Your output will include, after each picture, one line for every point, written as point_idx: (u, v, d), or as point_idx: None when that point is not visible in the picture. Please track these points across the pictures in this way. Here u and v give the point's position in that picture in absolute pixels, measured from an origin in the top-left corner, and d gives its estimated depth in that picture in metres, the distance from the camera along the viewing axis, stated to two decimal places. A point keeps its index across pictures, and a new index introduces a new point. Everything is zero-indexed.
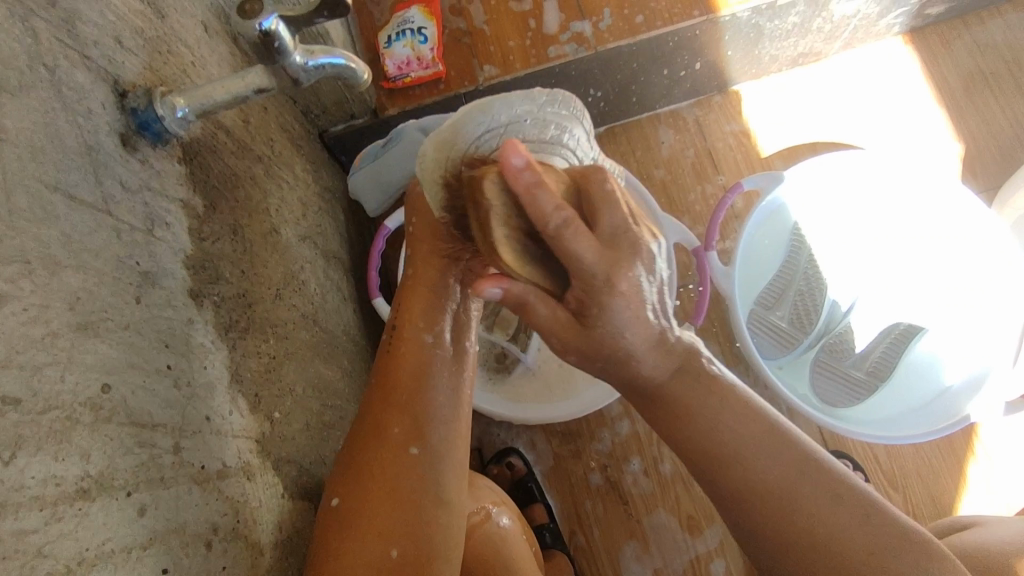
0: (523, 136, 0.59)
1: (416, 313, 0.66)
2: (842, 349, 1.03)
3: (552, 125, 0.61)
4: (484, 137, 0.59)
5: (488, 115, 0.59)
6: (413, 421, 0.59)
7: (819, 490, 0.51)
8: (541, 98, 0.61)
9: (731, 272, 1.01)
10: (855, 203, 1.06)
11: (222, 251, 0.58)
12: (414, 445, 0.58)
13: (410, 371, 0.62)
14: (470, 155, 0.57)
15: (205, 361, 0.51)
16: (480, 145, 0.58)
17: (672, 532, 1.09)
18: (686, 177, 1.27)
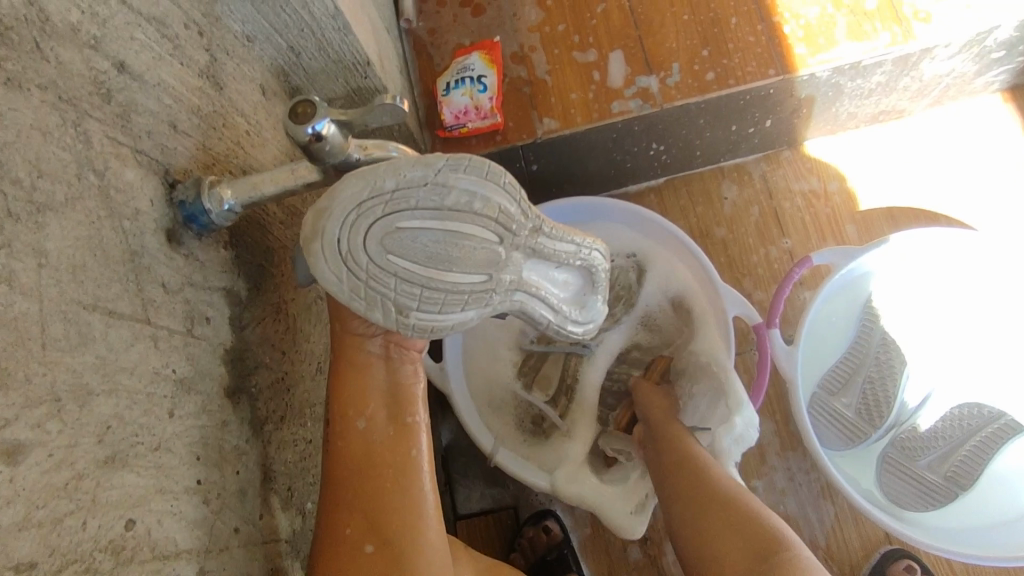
0: (415, 206, 0.49)
1: (344, 397, 0.58)
2: (916, 446, 0.94)
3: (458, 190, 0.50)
4: (368, 205, 0.48)
5: (375, 178, 0.48)
6: (365, 518, 0.55)
7: None
8: (440, 163, 0.49)
9: (794, 353, 0.94)
10: (938, 284, 0.97)
11: (263, 335, 0.56)
12: (368, 543, 0.55)
13: (353, 463, 0.57)
14: (352, 233, 0.48)
15: (238, 465, 0.48)
16: (360, 219, 0.48)
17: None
18: (748, 236, 1.20)
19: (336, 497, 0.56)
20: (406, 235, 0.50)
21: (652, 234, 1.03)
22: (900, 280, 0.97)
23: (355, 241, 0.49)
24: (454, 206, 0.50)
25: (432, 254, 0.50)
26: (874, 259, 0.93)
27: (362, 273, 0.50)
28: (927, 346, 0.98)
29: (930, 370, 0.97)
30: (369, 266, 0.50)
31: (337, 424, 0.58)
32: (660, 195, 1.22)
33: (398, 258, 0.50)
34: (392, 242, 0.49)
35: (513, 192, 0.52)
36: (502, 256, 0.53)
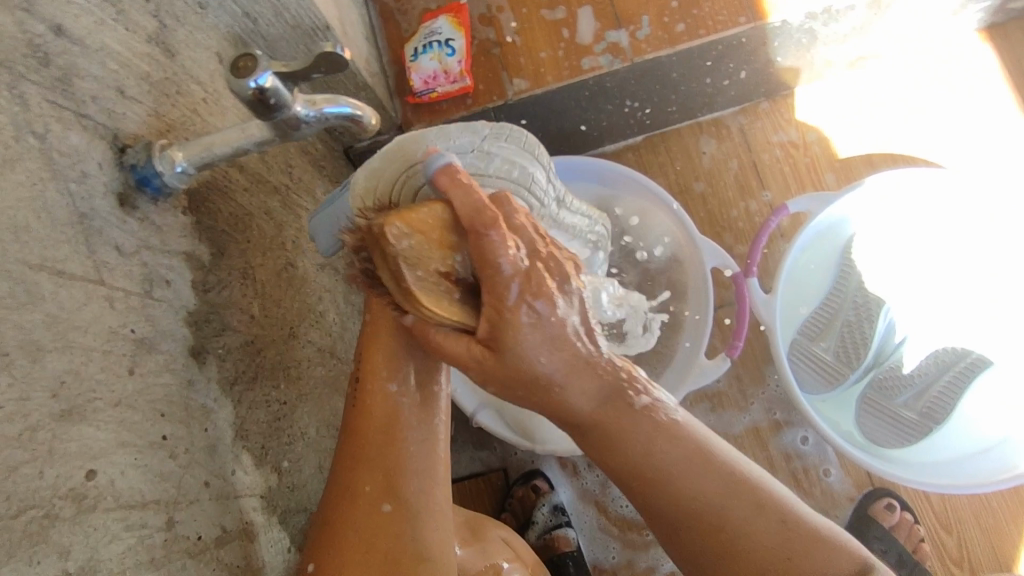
0: (417, 162, 0.50)
1: (377, 359, 0.60)
2: (893, 385, 0.95)
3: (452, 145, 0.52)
4: (416, 163, 0.56)
5: (429, 142, 0.59)
6: (385, 477, 0.56)
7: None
8: (485, 132, 0.61)
9: (773, 301, 0.94)
10: (916, 226, 0.97)
11: (229, 299, 0.57)
12: (386, 502, 0.55)
13: (377, 423, 0.58)
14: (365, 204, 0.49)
15: (206, 423, 0.49)
16: (366, 183, 0.49)
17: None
18: (728, 191, 1.20)
19: (355, 454, 0.58)
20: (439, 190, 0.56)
21: (630, 189, 1.02)
22: (878, 223, 0.97)
23: (363, 202, 0.49)
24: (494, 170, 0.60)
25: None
26: (852, 201, 0.94)
27: (398, 224, 0.54)
28: (909, 289, 0.98)
29: (912, 312, 0.97)
30: (407, 220, 0.54)
31: (365, 384, 0.60)
32: (638, 153, 1.22)
33: (434, 213, 0.55)
34: (430, 197, 0.55)
35: (492, 140, 0.55)
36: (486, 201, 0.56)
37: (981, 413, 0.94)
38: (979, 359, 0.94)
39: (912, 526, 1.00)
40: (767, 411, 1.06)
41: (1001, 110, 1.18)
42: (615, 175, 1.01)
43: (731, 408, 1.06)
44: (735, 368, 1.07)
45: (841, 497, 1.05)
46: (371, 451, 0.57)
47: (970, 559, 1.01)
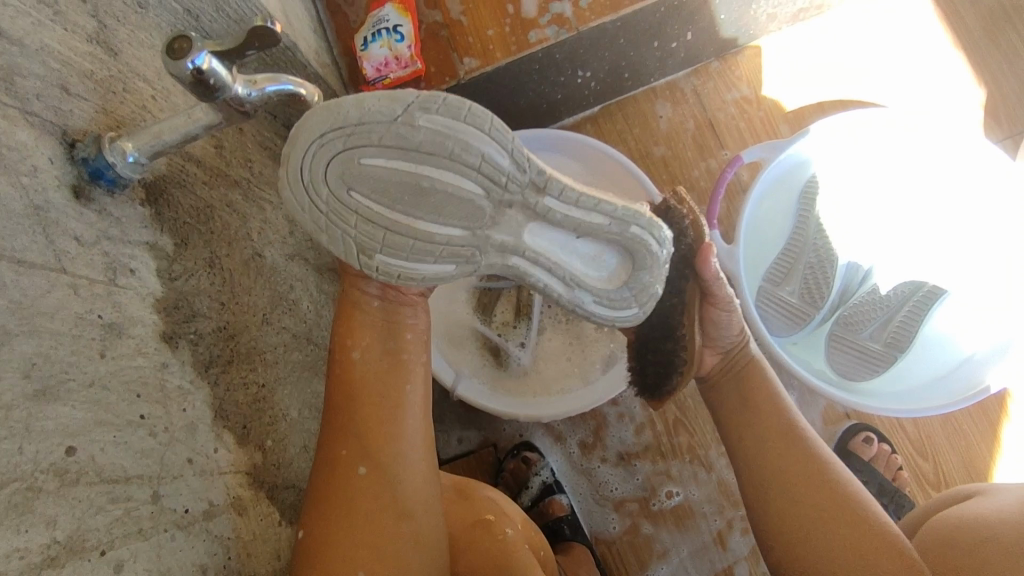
0: (380, 140, 0.50)
1: (351, 330, 0.62)
2: (858, 320, 0.98)
3: (426, 139, 0.50)
4: (329, 137, 0.50)
5: (341, 111, 0.49)
6: (358, 439, 0.60)
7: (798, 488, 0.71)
8: (412, 101, 0.49)
9: (735, 250, 0.97)
10: (871, 165, 1.00)
11: (199, 287, 0.59)
12: (361, 465, 0.59)
13: (354, 389, 0.61)
14: (328, 177, 0.52)
15: (184, 403, 0.51)
16: (322, 160, 0.51)
17: (697, 513, 1.09)
18: (687, 152, 1.23)
19: (339, 423, 0.61)
20: (367, 168, 0.51)
21: (595, 159, 1.05)
22: (833, 165, 1.00)
23: (321, 172, 0.52)
24: (424, 146, 0.50)
25: (390, 189, 0.52)
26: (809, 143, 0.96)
27: (325, 202, 0.53)
28: (867, 227, 1.01)
29: (871, 248, 1.01)
30: (329, 198, 0.53)
31: (336, 346, 0.62)
32: (597, 122, 1.24)
33: (359, 195, 0.52)
34: (350, 175, 0.51)
35: (495, 134, 0.50)
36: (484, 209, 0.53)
37: (945, 336, 0.97)
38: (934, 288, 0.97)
39: (889, 455, 1.05)
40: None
41: (943, 49, 1.21)
42: (577, 147, 1.05)
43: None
44: None
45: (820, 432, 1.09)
46: (355, 425, 0.60)
47: (947, 478, 1.06)
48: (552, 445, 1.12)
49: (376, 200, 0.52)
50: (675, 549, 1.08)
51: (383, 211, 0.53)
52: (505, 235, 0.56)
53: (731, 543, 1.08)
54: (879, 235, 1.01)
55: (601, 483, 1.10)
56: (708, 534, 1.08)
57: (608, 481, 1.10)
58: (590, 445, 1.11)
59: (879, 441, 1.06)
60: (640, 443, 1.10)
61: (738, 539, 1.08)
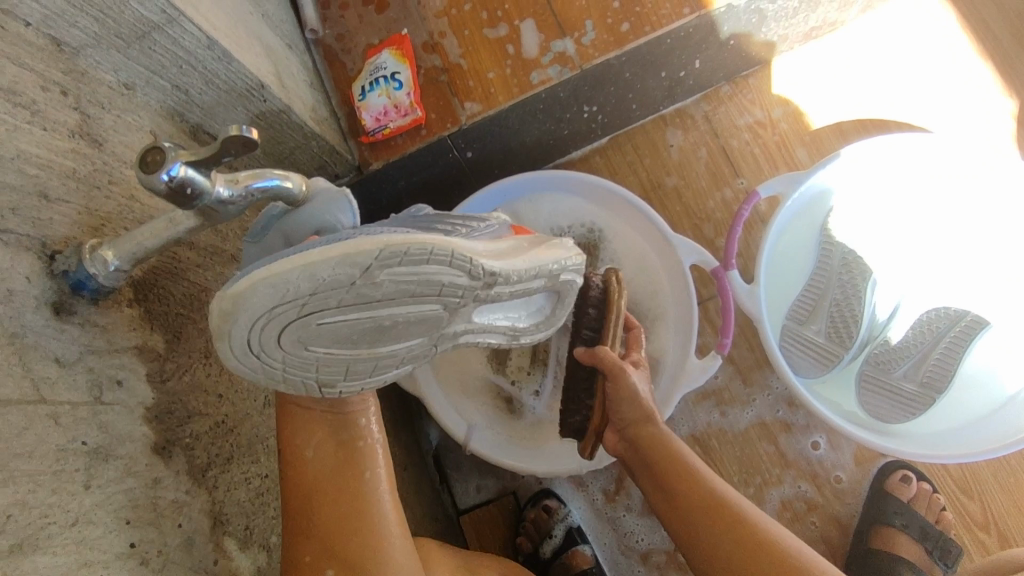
0: (336, 299, 0.44)
1: (294, 430, 0.59)
2: (890, 359, 0.93)
3: (383, 281, 0.44)
4: (279, 310, 0.43)
5: (289, 284, 0.42)
6: (322, 545, 0.56)
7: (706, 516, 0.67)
8: (370, 256, 0.43)
9: (756, 290, 0.93)
10: (897, 192, 0.95)
11: (195, 382, 0.56)
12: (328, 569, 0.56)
13: (303, 488, 0.57)
14: (281, 338, 0.45)
15: (179, 518, 0.49)
16: (266, 332, 0.44)
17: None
18: (701, 181, 1.19)
19: (299, 528, 0.57)
20: (326, 328, 0.46)
21: (604, 199, 1.02)
22: (857, 194, 0.96)
23: (269, 337, 0.45)
24: (386, 296, 0.46)
25: (350, 337, 0.47)
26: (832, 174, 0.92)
27: (278, 362, 0.47)
28: (898, 257, 0.96)
29: (904, 280, 0.95)
30: (281, 359, 0.47)
31: (287, 455, 0.58)
32: (605, 154, 1.21)
33: (316, 348, 0.47)
34: (308, 337, 0.46)
35: (460, 262, 0.47)
36: (445, 318, 0.51)
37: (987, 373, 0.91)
38: (975, 321, 0.92)
39: (930, 494, 1.00)
40: (770, 398, 1.05)
41: (967, 60, 1.16)
42: (585, 187, 1.02)
43: (733, 400, 1.05)
44: (731, 358, 1.06)
45: (856, 472, 1.03)
46: (320, 518, 0.57)
47: (995, 519, 0.99)
48: (573, 494, 1.09)
49: (335, 348, 0.47)
50: None
51: (347, 354, 0.48)
52: (460, 325, 0.53)
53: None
54: (911, 264, 0.96)
55: (627, 533, 1.06)
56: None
57: (634, 532, 1.06)
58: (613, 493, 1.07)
59: (918, 480, 1.01)
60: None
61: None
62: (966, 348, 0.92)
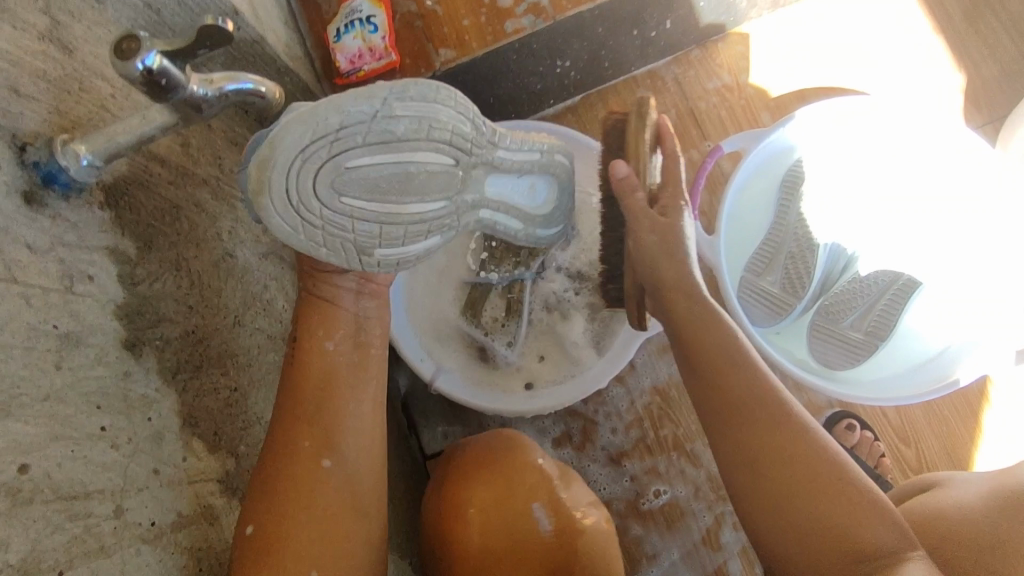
0: (353, 144, 0.55)
1: (313, 321, 0.65)
2: (838, 310, 0.99)
3: (398, 121, 0.55)
4: (313, 148, 0.54)
5: (321, 118, 0.53)
6: (322, 431, 0.61)
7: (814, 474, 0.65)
8: (385, 94, 0.54)
9: (717, 241, 0.97)
10: (852, 154, 1.00)
11: (165, 289, 0.57)
12: (324, 456, 0.60)
13: (314, 380, 0.63)
14: (318, 188, 0.56)
15: (150, 412, 0.50)
16: (293, 176, 0.54)
17: (686, 510, 1.09)
18: (670, 143, 1.22)
19: (295, 413, 0.61)
20: (354, 170, 0.56)
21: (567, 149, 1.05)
22: (814, 154, 1.00)
23: (306, 184, 0.55)
24: (403, 133, 0.56)
25: (379, 183, 0.57)
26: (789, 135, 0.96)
27: (316, 217, 0.57)
28: (850, 218, 1.01)
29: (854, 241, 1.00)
30: (320, 211, 0.57)
31: (303, 343, 0.64)
32: (577, 113, 1.23)
33: (349, 198, 0.57)
34: (339, 182, 0.56)
35: (451, 100, 0.57)
36: (457, 173, 0.60)
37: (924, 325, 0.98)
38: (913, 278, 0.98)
39: (872, 443, 1.05)
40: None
41: (923, 35, 1.21)
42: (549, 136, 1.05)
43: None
44: None
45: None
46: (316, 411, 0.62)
47: (929, 465, 1.06)
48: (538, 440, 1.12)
49: (428, 197, 0.59)
50: (660, 541, 1.08)
51: (378, 209, 0.58)
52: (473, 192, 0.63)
53: (722, 539, 1.09)
54: (861, 223, 1.01)
55: (590, 481, 1.09)
56: (699, 532, 1.08)
57: (597, 479, 1.10)
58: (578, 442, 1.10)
59: (861, 428, 1.06)
60: (631, 446, 1.10)
61: (730, 535, 1.09)
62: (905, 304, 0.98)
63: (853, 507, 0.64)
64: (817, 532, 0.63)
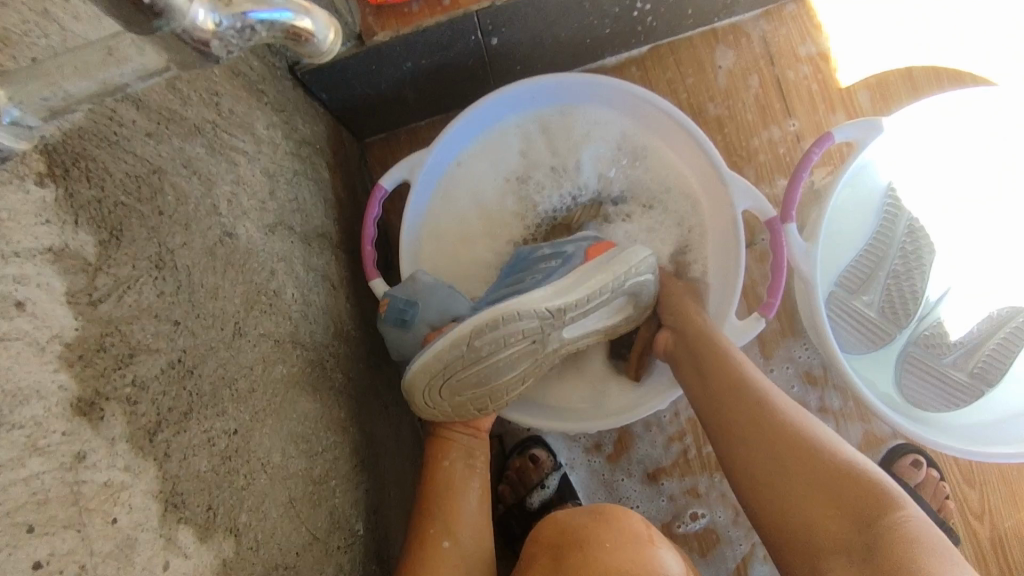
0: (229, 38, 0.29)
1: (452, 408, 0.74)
2: (940, 343, 0.86)
3: (505, 318, 0.63)
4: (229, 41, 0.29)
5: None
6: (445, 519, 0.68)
7: (796, 454, 0.61)
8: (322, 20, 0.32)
9: (814, 250, 0.80)
10: (963, 161, 0.85)
11: (139, 304, 0.39)
12: (446, 539, 0.66)
13: (455, 447, 0.73)
14: (445, 373, 0.66)
15: (115, 510, 0.33)
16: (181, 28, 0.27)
17: (721, 537, 0.96)
18: (748, 115, 1.02)
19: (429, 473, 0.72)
20: (459, 382, 0.67)
21: (637, 112, 0.85)
22: (919, 158, 0.85)
23: (428, 398, 0.68)
24: (485, 350, 0.65)
25: (474, 381, 0.67)
26: (893, 135, 0.81)
27: (446, 410, 0.70)
28: (951, 236, 0.87)
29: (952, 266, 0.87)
30: (438, 407, 0.69)
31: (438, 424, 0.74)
32: (644, 67, 1.02)
33: (460, 380, 0.66)
34: (454, 390, 0.67)
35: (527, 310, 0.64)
36: (537, 341, 0.67)
37: None
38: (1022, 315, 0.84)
39: (938, 483, 0.95)
40: (789, 368, 0.96)
41: None
42: (619, 96, 0.84)
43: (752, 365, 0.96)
44: None
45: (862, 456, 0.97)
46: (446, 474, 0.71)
47: (993, 512, 0.97)
48: (564, 444, 0.99)
49: (517, 363, 0.67)
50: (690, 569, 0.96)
51: (475, 358, 0.65)
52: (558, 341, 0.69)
53: (754, 573, 0.95)
54: (963, 244, 0.87)
55: (622, 498, 0.96)
56: (733, 563, 0.95)
57: (630, 497, 0.97)
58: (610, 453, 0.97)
59: (927, 465, 0.96)
60: (671, 463, 0.96)
61: (762, 568, 0.95)
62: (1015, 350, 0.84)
63: (872, 490, 0.57)
64: (821, 513, 0.57)
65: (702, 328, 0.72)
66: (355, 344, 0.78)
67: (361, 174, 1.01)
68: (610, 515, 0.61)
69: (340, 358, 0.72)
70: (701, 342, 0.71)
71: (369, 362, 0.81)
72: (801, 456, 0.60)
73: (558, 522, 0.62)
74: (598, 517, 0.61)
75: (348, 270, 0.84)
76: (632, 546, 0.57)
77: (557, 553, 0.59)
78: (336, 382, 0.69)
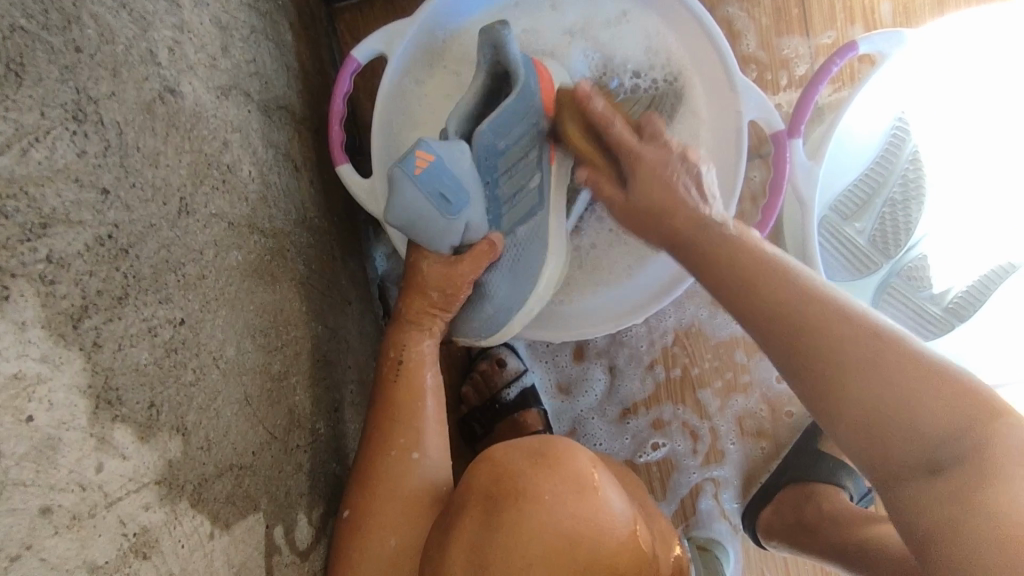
0: None
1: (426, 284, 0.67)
2: (923, 276, 0.84)
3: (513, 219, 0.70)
4: None
5: None
6: (415, 430, 0.63)
7: (851, 328, 0.46)
8: None
9: (814, 169, 0.74)
10: (978, 84, 0.79)
11: (52, 163, 0.32)
12: (413, 450, 0.62)
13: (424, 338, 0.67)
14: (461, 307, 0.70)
15: (31, 407, 0.28)
16: None
17: (677, 466, 0.93)
18: (760, 19, 0.89)
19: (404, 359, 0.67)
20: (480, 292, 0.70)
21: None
22: (932, 79, 0.79)
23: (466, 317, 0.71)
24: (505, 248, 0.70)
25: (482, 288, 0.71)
26: (910, 52, 0.75)
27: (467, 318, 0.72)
28: (942, 169, 0.83)
29: (935, 205, 0.83)
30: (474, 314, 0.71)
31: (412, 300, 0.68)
32: None
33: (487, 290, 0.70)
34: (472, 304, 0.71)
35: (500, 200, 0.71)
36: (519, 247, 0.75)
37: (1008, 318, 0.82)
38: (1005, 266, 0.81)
39: None
40: None
41: None
42: None
43: None
44: None
45: None
46: (424, 369, 0.67)
47: None
48: (532, 356, 0.94)
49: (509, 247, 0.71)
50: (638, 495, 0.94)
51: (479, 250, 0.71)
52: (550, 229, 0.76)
53: (699, 507, 0.93)
54: (949, 179, 0.83)
55: (586, 434, 0.93)
56: (685, 491, 0.93)
57: (594, 434, 0.93)
58: (574, 381, 0.94)
59: None
60: (644, 397, 0.93)
61: (709, 502, 0.93)
62: (990, 290, 0.81)
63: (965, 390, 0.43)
64: (904, 390, 0.43)
65: (665, 192, 0.55)
66: (321, 236, 0.71)
67: (326, 44, 0.88)
68: (553, 461, 0.54)
69: (302, 248, 0.65)
70: (640, 191, 0.56)
71: (334, 255, 0.75)
72: (874, 330, 0.46)
73: (495, 466, 0.55)
74: (539, 460, 0.54)
75: (314, 151, 0.75)
76: (570, 496, 0.52)
77: (490, 506, 0.53)
78: (299, 274, 0.62)
